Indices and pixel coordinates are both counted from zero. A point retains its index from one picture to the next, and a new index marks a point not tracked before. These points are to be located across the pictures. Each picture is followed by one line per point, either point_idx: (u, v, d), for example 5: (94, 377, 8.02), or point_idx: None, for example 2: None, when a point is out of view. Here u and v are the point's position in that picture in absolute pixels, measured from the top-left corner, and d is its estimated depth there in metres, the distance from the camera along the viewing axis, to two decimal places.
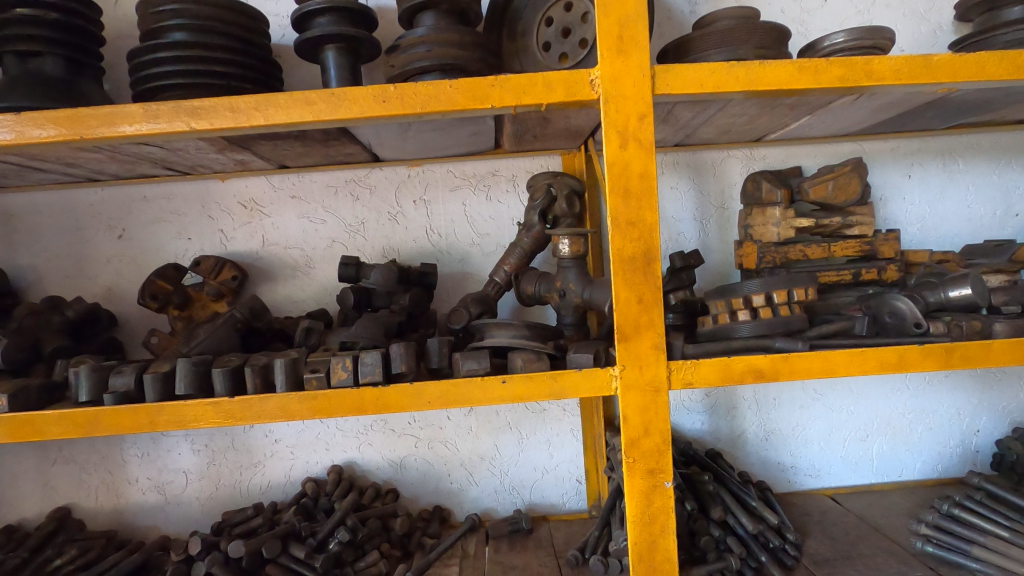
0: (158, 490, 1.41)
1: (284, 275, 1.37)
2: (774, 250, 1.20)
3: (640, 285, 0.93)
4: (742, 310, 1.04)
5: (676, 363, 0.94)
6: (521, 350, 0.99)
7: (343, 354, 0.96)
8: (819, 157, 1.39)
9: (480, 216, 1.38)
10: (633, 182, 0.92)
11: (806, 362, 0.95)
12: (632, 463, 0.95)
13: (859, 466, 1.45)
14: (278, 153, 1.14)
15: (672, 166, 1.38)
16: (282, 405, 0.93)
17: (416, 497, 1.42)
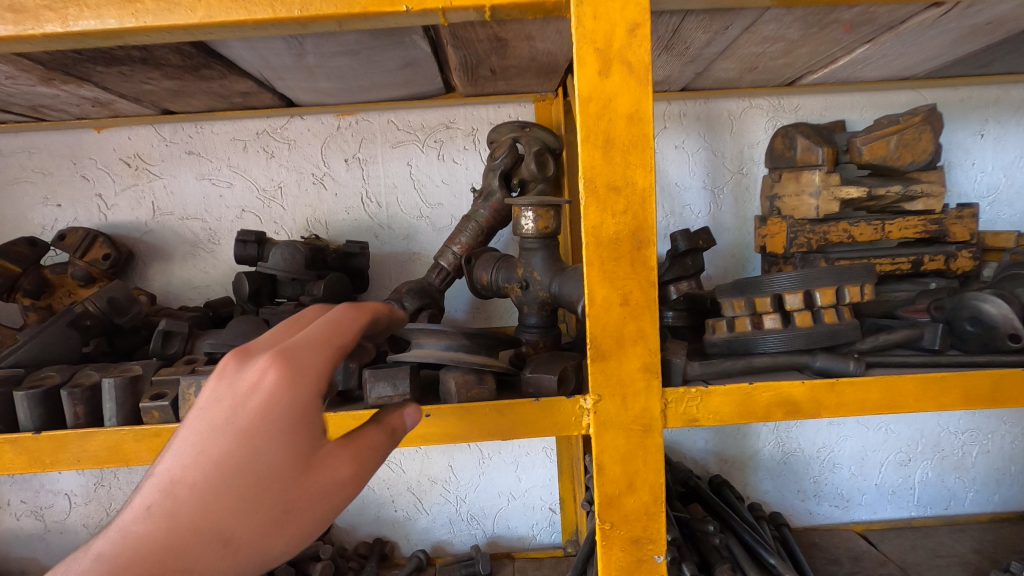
0: (36, 516, 1.15)
1: (181, 253, 1.08)
2: (809, 230, 0.90)
3: (626, 281, 0.63)
4: (770, 314, 0.75)
5: (675, 393, 0.66)
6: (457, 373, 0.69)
7: (201, 371, 0.68)
8: (866, 109, 1.08)
9: (430, 180, 1.08)
10: (619, 125, 0.61)
11: (860, 393, 0.67)
12: (608, 530, 0.67)
13: (897, 497, 1.18)
14: (139, 89, 0.83)
15: (678, 119, 1.08)
16: (111, 445, 0.65)
17: (353, 528, 1.17)
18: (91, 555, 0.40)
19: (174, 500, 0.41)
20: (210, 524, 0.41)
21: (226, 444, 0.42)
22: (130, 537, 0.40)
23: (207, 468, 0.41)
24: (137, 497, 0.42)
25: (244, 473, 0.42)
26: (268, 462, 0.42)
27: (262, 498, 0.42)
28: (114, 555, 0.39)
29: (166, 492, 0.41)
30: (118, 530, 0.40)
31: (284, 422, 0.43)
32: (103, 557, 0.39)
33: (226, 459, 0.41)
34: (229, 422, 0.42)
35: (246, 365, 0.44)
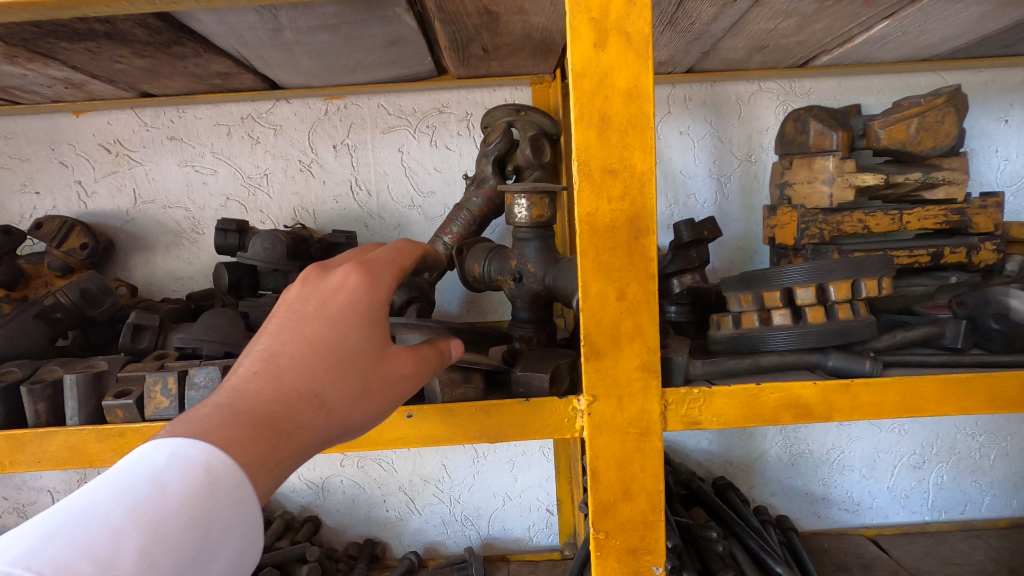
0: (18, 513, 1.12)
1: (164, 243, 1.04)
2: (821, 221, 0.84)
3: (623, 273, 0.58)
4: (780, 310, 0.69)
5: (675, 394, 0.61)
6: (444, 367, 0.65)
7: (169, 368, 0.64)
8: (883, 93, 1.02)
9: (422, 167, 1.04)
10: (615, 102, 0.56)
11: (877, 395, 0.61)
12: (603, 540, 0.63)
13: (910, 501, 1.13)
14: (111, 68, 0.79)
15: (682, 103, 1.02)
16: (72, 445, 0.61)
17: (343, 528, 1.13)
18: (194, 416, 0.41)
19: (276, 368, 0.43)
20: (312, 389, 0.43)
21: (320, 324, 0.45)
22: (236, 397, 0.41)
23: (305, 341, 0.44)
24: (238, 367, 0.43)
25: (340, 347, 0.45)
26: (356, 343, 0.46)
27: (353, 372, 0.46)
28: (223, 409, 0.41)
29: (269, 360, 0.43)
30: (221, 394, 0.42)
31: (370, 311, 0.48)
32: (211, 414, 0.41)
33: (324, 334, 0.45)
34: (321, 308, 0.46)
35: (328, 271, 0.49)
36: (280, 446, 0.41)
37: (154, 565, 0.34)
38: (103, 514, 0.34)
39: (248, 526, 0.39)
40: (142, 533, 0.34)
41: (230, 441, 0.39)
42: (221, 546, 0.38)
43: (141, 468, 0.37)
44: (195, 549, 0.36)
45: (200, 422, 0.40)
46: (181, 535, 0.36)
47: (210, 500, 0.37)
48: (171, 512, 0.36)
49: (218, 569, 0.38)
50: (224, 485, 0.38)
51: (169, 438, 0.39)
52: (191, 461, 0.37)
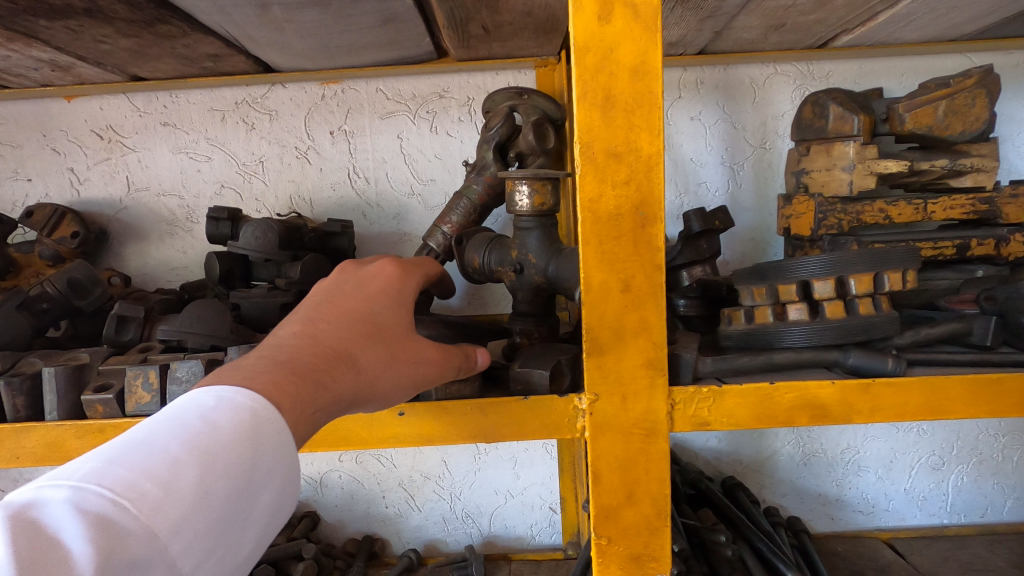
0: None
1: (158, 232, 1.02)
2: (841, 210, 0.80)
3: (628, 264, 0.55)
4: (796, 304, 0.65)
5: (683, 393, 0.58)
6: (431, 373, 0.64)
7: (150, 361, 0.61)
8: (907, 76, 0.97)
9: (422, 154, 1.00)
10: (621, 79, 0.52)
11: (900, 396, 0.57)
12: (605, 546, 0.59)
13: (928, 503, 1.09)
14: (96, 49, 0.76)
15: (694, 87, 0.98)
16: (50, 441, 0.58)
17: (342, 524, 1.11)
18: (238, 365, 0.44)
19: (316, 329, 0.48)
20: (346, 349, 0.48)
21: (356, 301, 0.52)
22: (279, 348, 0.45)
23: (342, 311, 0.51)
24: (279, 330, 0.48)
25: (372, 320, 0.52)
26: (386, 319, 0.53)
27: (383, 341, 0.51)
28: (265, 358, 0.44)
29: (309, 323, 0.48)
30: (262, 349, 0.46)
31: (397, 300, 0.56)
32: (255, 362, 0.44)
33: (359, 309, 0.52)
34: (356, 289, 0.54)
35: (362, 266, 0.57)
36: (316, 391, 0.44)
37: (210, 491, 0.36)
38: (160, 445, 0.36)
39: (286, 470, 0.41)
40: (198, 464, 0.36)
41: (274, 381, 0.42)
42: (263, 484, 0.40)
43: (192, 409, 0.38)
44: (242, 485, 0.38)
45: (246, 369, 0.43)
46: (231, 469, 0.37)
47: (256, 441, 0.39)
48: (223, 447, 0.37)
49: (260, 506, 0.40)
50: (269, 429, 0.39)
51: (215, 385, 0.41)
52: (238, 404, 0.39)
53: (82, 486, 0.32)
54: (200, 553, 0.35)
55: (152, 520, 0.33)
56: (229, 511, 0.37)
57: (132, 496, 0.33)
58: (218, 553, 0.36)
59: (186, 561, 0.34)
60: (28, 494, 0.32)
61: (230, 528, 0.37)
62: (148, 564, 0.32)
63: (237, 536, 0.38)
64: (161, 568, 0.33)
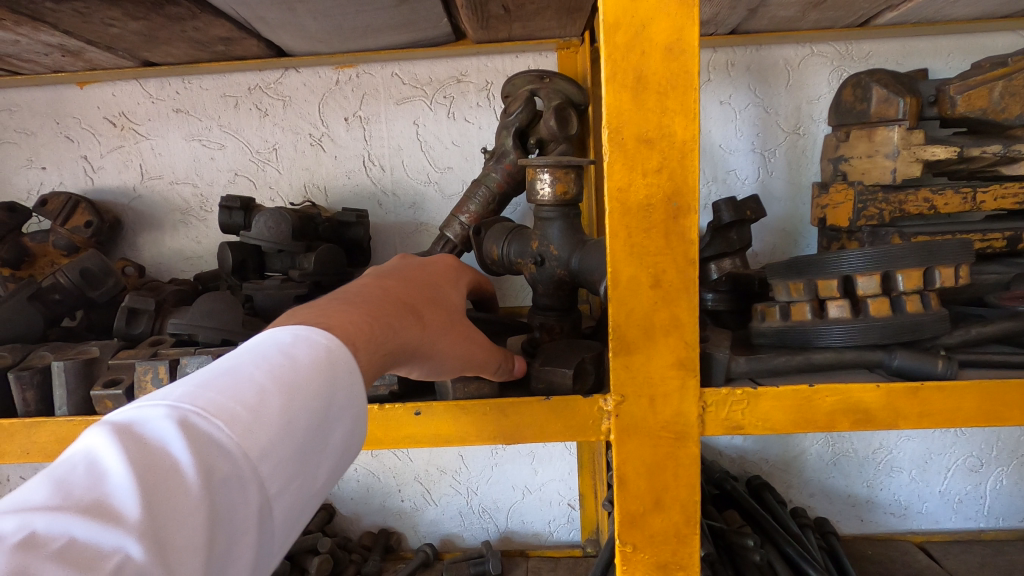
0: None
1: (172, 221, 1.00)
2: (882, 199, 0.75)
3: (659, 258, 0.51)
4: (836, 300, 0.61)
5: (716, 396, 0.54)
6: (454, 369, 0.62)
7: (161, 355, 0.59)
8: (953, 56, 0.91)
9: (439, 141, 0.97)
10: (654, 58, 0.48)
11: (951, 401, 0.53)
12: (629, 553, 0.57)
13: (965, 506, 1.04)
14: (105, 33, 0.74)
15: (724, 70, 0.93)
16: (62, 437, 0.57)
17: (358, 517, 1.10)
18: (313, 305, 0.45)
19: (388, 285, 0.50)
20: (414, 306, 0.50)
21: (420, 275, 0.56)
22: (353, 294, 0.47)
23: (410, 276, 0.54)
24: (351, 282, 0.50)
25: (434, 291, 0.55)
26: (445, 297, 0.56)
27: (443, 310, 0.54)
28: (343, 301, 0.45)
29: (378, 279, 0.51)
30: (335, 294, 0.47)
31: (452, 284, 0.59)
32: (330, 302, 0.45)
33: (423, 280, 0.55)
34: (420, 266, 0.57)
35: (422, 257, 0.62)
36: (388, 334, 0.45)
37: (295, 419, 0.35)
38: (245, 372, 0.35)
39: (358, 410, 0.41)
40: (285, 391, 0.35)
41: (353, 318, 0.43)
42: (339, 420, 0.39)
43: (271, 342, 0.38)
44: (323, 418, 0.37)
45: (323, 307, 0.44)
46: (314, 401, 0.37)
47: (334, 376, 0.38)
48: (306, 378, 0.37)
49: (335, 442, 0.39)
50: (345, 366, 0.39)
51: (289, 321, 0.42)
52: (317, 340, 0.39)
53: (178, 406, 0.32)
54: (287, 479, 0.34)
55: (246, 442, 0.32)
56: (312, 443, 0.37)
57: (225, 417, 0.32)
58: (300, 485, 0.36)
59: (275, 485, 0.34)
60: (125, 415, 0.31)
61: (311, 459, 0.37)
62: (242, 483, 0.32)
63: (317, 468, 0.37)
64: (255, 490, 0.32)
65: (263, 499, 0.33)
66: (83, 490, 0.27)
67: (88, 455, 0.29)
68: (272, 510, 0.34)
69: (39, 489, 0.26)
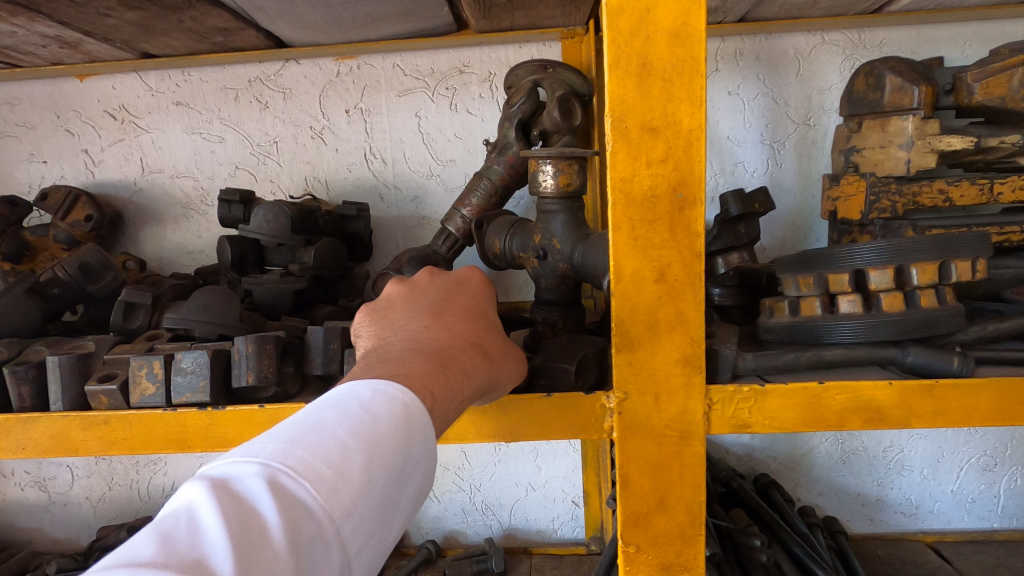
0: (40, 487, 1.11)
1: (173, 215, 1.00)
2: (895, 191, 0.73)
3: (664, 251, 0.50)
4: (848, 295, 0.59)
5: (719, 391, 0.53)
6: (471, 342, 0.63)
7: (155, 350, 0.58)
8: (969, 44, 0.88)
9: (441, 133, 0.95)
10: (659, 43, 0.46)
11: (967, 400, 0.52)
12: (632, 554, 0.55)
13: (978, 506, 1.02)
14: (102, 23, 0.73)
15: (733, 59, 0.90)
16: (57, 432, 0.57)
17: None
18: (385, 358, 0.45)
19: (448, 322, 0.49)
20: (477, 340, 0.49)
21: (466, 299, 0.53)
22: (421, 342, 0.47)
23: (461, 305, 0.52)
24: (410, 322, 0.49)
25: (486, 316, 0.53)
26: (492, 316, 0.54)
27: (499, 336, 0.52)
28: (413, 350, 0.46)
29: (437, 317, 0.49)
30: (401, 343, 0.47)
31: (492, 301, 0.56)
32: (402, 354, 0.45)
33: (473, 305, 0.53)
34: (461, 290, 0.55)
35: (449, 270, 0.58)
36: (461, 381, 0.45)
37: (374, 478, 0.36)
38: (330, 428, 0.36)
39: (429, 462, 0.41)
40: (366, 449, 0.36)
41: (427, 370, 0.43)
42: (413, 475, 0.40)
43: (352, 396, 0.39)
44: (399, 475, 0.38)
45: (396, 361, 0.44)
46: (392, 458, 0.38)
47: (410, 431, 0.39)
48: (385, 436, 0.37)
49: (410, 494, 0.40)
50: (420, 421, 0.40)
51: (368, 376, 0.42)
52: (394, 395, 0.40)
53: (269, 464, 0.33)
54: (365, 537, 0.35)
55: (330, 503, 0.33)
56: (389, 498, 0.37)
57: (312, 477, 0.34)
58: (377, 540, 0.37)
59: (355, 543, 0.35)
60: (223, 470, 0.33)
61: (389, 514, 0.37)
62: (326, 544, 0.33)
63: (394, 521, 0.38)
64: (336, 550, 0.33)
65: (344, 558, 0.34)
66: (186, 548, 0.29)
67: (191, 511, 0.30)
68: (352, 567, 0.35)
69: (146, 544, 0.28)
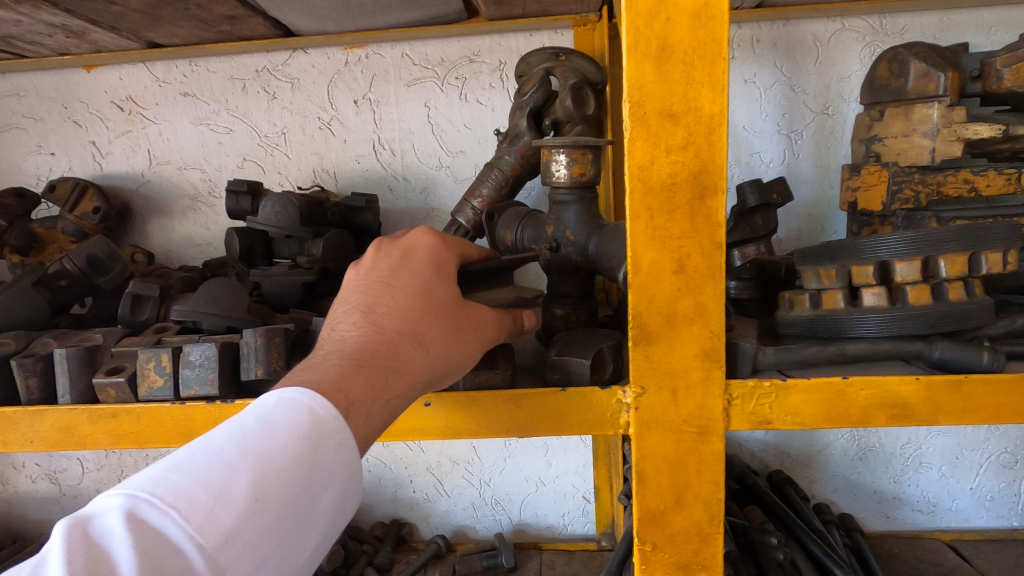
0: (50, 480, 1.11)
1: (181, 207, 0.99)
2: (919, 181, 0.71)
3: (683, 242, 0.48)
4: (872, 288, 0.57)
5: (741, 387, 0.51)
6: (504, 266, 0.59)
7: (163, 343, 0.57)
8: (995, 30, 0.85)
9: (450, 123, 0.94)
10: (680, 25, 0.44)
11: (998, 396, 0.50)
12: (648, 552, 0.54)
13: (998, 504, 1.00)
14: (107, 11, 0.72)
15: (749, 46, 0.88)
16: (65, 425, 0.56)
17: (370, 507, 1.09)
18: (310, 363, 0.44)
19: (378, 313, 0.46)
20: (412, 329, 0.46)
21: (411, 276, 0.49)
22: (345, 343, 0.45)
23: (400, 287, 0.48)
24: (338, 320, 0.46)
25: (432, 293, 0.49)
26: (443, 292, 0.50)
27: (447, 313, 0.49)
28: (334, 351, 0.44)
29: (367, 310, 0.46)
30: (326, 346, 0.45)
31: (444, 269, 0.52)
32: (324, 358, 0.44)
33: (416, 283, 0.49)
34: (405, 263, 0.50)
35: (398, 237, 0.53)
36: (388, 379, 0.44)
37: (262, 496, 0.37)
38: (218, 449, 0.38)
39: (348, 471, 0.42)
40: (253, 468, 0.37)
41: (343, 373, 0.42)
42: (323, 486, 0.40)
43: (252, 412, 0.40)
44: (300, 488, 0.39)
45: (317, 366, 0.43)
46: (287, 472, 0.38)
47: (318, 443, 0.40)
48: (279, 450, 0.38)
49: (324, 505, 0.41)
50: (329, 429, 0.40)
51: (286, 385, 0.42)
52: (297, 404, 0.40)
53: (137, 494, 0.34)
54: (256, 558, 0.36)
55: (201, 531, 0.34)
56: (287, 514, 0.38)
57: (181, 505, 0.34)
58: (275, 557, 0.37)
59: (240, 567, 0.35)
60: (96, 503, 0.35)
61: (290, 529, 0.38)
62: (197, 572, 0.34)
63: (298, 537, 0.39)
64: None
65: None
66: None
67: (47, 552, 0.32)
68: None
69: None
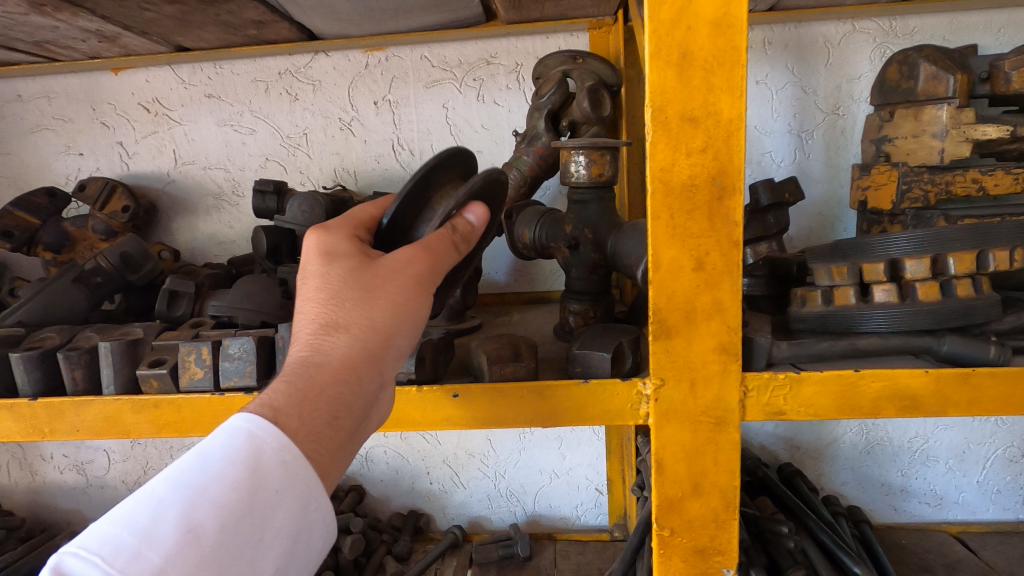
0: (77, 470, 1.15)
1: (205, 206, 1.02)
2: (928, 180, 0.73)
3: (702, 240, 0.50)
4: (882, 285, 0.59)
5: (757, 379, 0.54)
6: (421, 170, 0.53)
7: (202, 337, 0.60)
8: (1004, 31, 0.87)
9: (467, 124, 0.96)
10: (700, 33, 0.46)
11: (1004, 389, 0.52)
12: (668, 537, 0.56)
13: (1003, 497, 1.02)
14: (141, 17, 0.74)
15: (761, 48, 0.90)
16: (110, 414, 0.59)
17: (387, 498, 1.11)
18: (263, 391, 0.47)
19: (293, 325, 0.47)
20: (318, 324, 0.45)
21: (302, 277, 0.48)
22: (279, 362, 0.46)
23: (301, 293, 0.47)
24: None
25: (327, 280, 0.46)
26: (336, 273, 0.47)
27: (351, 287, 0.46)
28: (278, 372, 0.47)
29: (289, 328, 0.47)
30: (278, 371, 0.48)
31: (338, 250, 0.48)
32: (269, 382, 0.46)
33: (309, 281, 0.47)
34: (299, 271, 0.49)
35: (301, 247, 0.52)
36: (313, 373, 0.44)
37: (195, 526, 0.40)
38: (154, 491, 0.41)
39: (300, 487, 0.43)
40: (183, 503, 0.40)
41: (275, 388, 0.44)
42: (273, 505, 0.42)
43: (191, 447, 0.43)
44: (241, 511, 0.41)
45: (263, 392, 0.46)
46: (222, 499, 0.41)
47: (254, 466, 0.42)
48: (212, 479, 0.41)
49: (276, 526, 0.42)
50: (263, 449, 0.42)
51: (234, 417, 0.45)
52: (229, 431, 0.42)
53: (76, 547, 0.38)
54: None
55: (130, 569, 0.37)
56: (231, 541, 0.40)
57: (110, 549, 0.38)
58: None
59: None
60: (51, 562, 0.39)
61: (237, 555, 0.40)
62: None
63: (249, 560, 0.41)
64: None
65: None
66: None
67: None
68: None
69: None
